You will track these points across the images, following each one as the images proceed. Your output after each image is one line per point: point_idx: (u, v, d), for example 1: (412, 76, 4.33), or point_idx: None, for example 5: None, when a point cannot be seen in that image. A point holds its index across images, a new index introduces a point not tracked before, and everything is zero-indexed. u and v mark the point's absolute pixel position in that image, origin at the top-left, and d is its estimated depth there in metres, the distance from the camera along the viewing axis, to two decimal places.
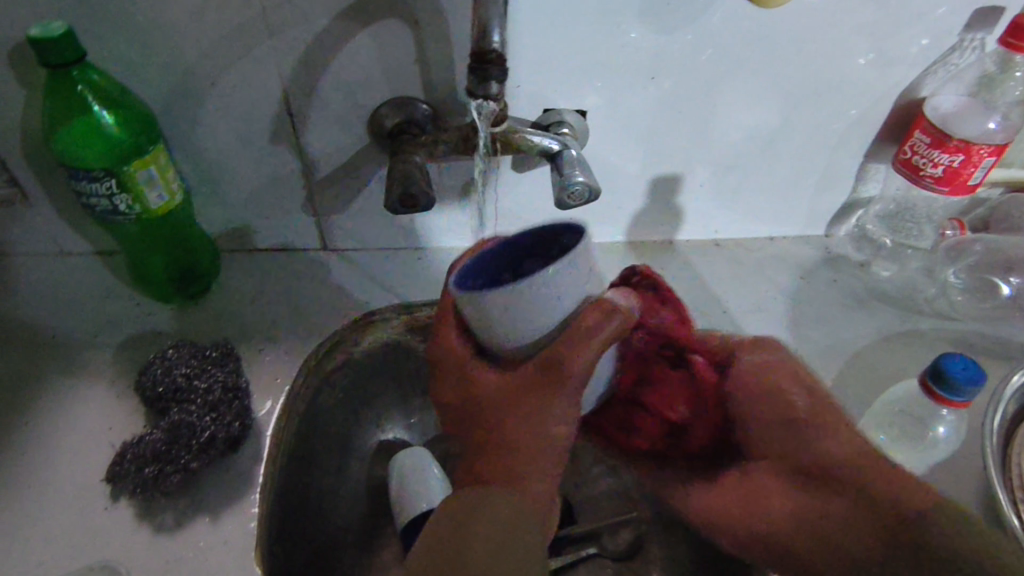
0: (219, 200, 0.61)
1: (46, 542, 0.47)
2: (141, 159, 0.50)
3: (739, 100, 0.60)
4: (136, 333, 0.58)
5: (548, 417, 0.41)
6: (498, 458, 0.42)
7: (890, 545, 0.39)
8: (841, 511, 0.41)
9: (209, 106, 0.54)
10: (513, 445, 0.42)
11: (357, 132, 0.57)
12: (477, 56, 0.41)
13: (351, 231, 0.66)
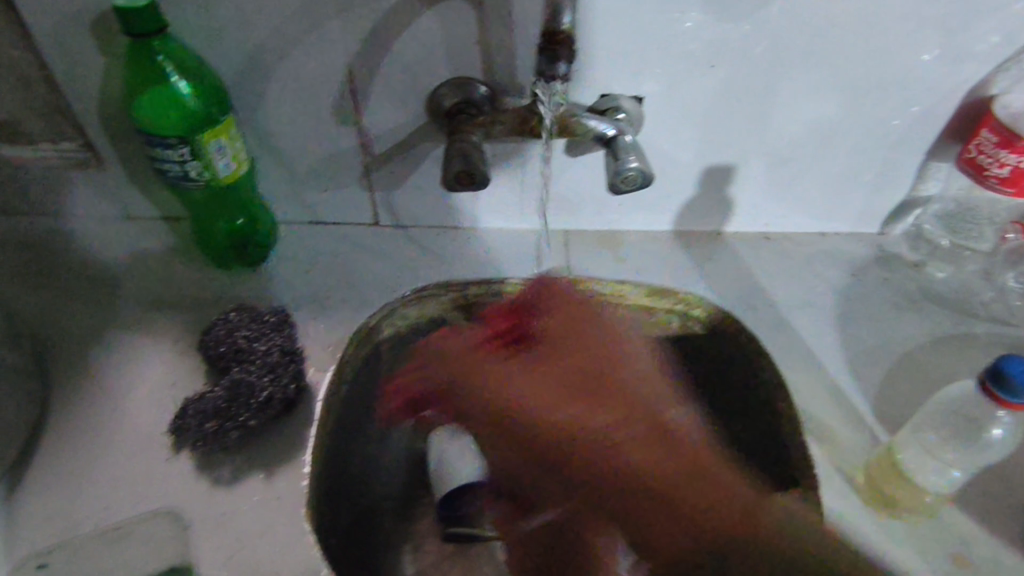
0: (279, 172, 0.63)
1: (111, 487, 0.49)
2: (212, 129, 0.52)
3: (798, 91, 0.59)
4: (198, 296, 0.60)
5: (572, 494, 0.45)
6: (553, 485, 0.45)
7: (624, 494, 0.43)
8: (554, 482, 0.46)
9: (277, 79, 0.55)
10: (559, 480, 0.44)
11: (415, 111, 0.58)
12: (547, 36, 0.42)
13: (403, 208, 0.67)
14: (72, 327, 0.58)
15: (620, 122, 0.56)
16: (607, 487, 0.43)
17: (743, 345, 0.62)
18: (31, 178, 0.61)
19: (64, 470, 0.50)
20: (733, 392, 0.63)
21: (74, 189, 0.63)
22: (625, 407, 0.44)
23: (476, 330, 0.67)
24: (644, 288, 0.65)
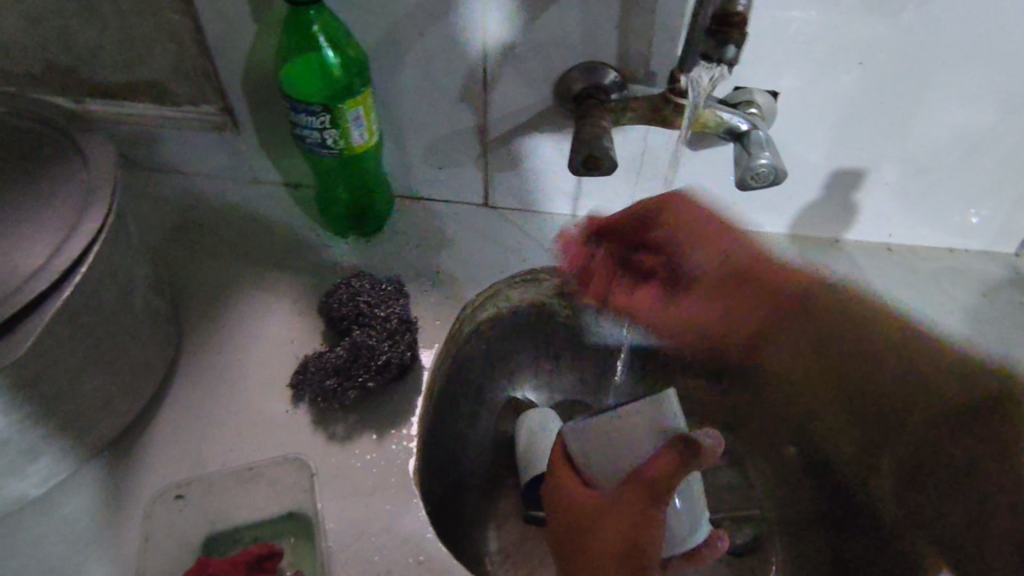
0: (401, 146, 0.65)
1: (236, 433, 0.52)
2: (353, 98, 0.53)
3: (950, 97, 0.56)
4: (317, 261, 0.63)
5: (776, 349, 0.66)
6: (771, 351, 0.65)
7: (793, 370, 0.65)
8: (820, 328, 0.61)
9: (412, 54, 0.56)
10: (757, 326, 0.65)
11: (543, 93, 0.58)
12: (718, 19, 0.44)
13: (515, 190, 0.67)
14: (204, 281, 0.61)
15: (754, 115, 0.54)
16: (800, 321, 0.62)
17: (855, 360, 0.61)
18: (174, 136, 0.65)
19: (192, 412, 0.53)
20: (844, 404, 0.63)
21: (208, 148, 0.66)
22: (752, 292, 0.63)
23: (573, 318, 0.68)
24: None
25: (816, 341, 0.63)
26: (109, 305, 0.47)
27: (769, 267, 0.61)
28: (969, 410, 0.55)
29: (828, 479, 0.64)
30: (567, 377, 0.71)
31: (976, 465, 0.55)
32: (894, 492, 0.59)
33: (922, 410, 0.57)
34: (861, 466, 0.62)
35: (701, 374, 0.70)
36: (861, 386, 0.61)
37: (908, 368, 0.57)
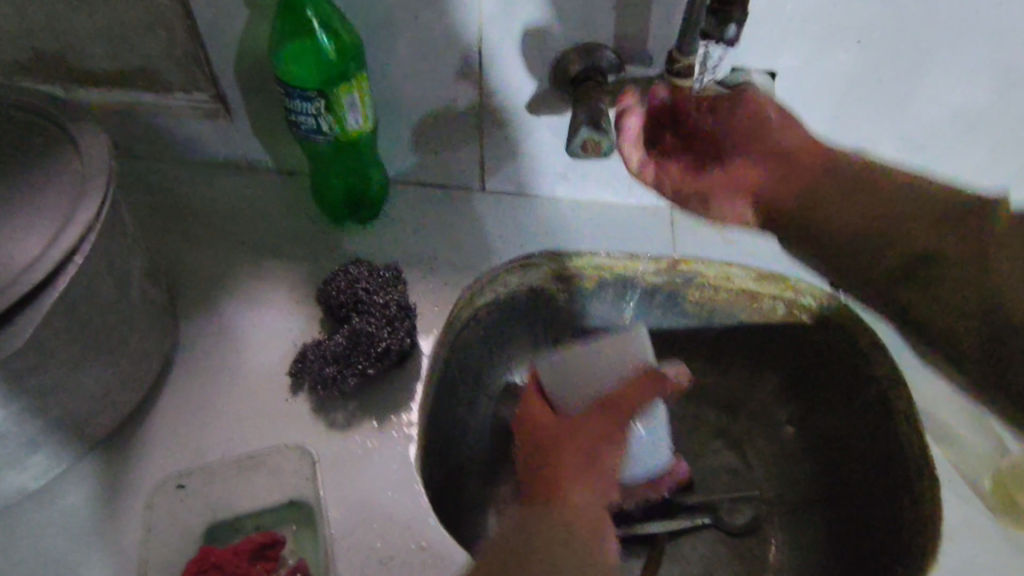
0: (395, 130, 0.64)
1: (236, 422, 0.52)
2: (348, 84, 0.52)
3: (949, 75, 0.56)
4: (313, 248, 0.63)
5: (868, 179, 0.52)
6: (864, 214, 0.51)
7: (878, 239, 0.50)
8: (887, 194, 0.51)
9: (406, 39, 0.56)
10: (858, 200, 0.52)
11: (539, 75, 0.57)
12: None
13: (511, 174, 0.67)
14: (200, 270, 0.61)
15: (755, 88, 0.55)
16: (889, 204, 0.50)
17: (854, 340, 0.61)
18: (165, 123, 0.64)
19: (190, 401, 0.53)
20: (843, 385, 0.63)
21: (200, 135, 0.65)
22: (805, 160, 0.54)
23: (572, 302, 0.67)
24: (754, 272, 0.65)
25: (845, 228, 0.52)
26: (105, 297, 0.46)
27: (854, 172, 0.53)
28: (946, 226, 0.48)
29: (826, 459, 0.65)
30: None
31: (939, 250, 0.47)
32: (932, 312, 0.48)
33: (887, 244, 0.50)
34: (899, 282, 0.50)
35: (699, 355, 0.71)
36: (873, 245, 0.51)
37: (896, 216, 0.50)
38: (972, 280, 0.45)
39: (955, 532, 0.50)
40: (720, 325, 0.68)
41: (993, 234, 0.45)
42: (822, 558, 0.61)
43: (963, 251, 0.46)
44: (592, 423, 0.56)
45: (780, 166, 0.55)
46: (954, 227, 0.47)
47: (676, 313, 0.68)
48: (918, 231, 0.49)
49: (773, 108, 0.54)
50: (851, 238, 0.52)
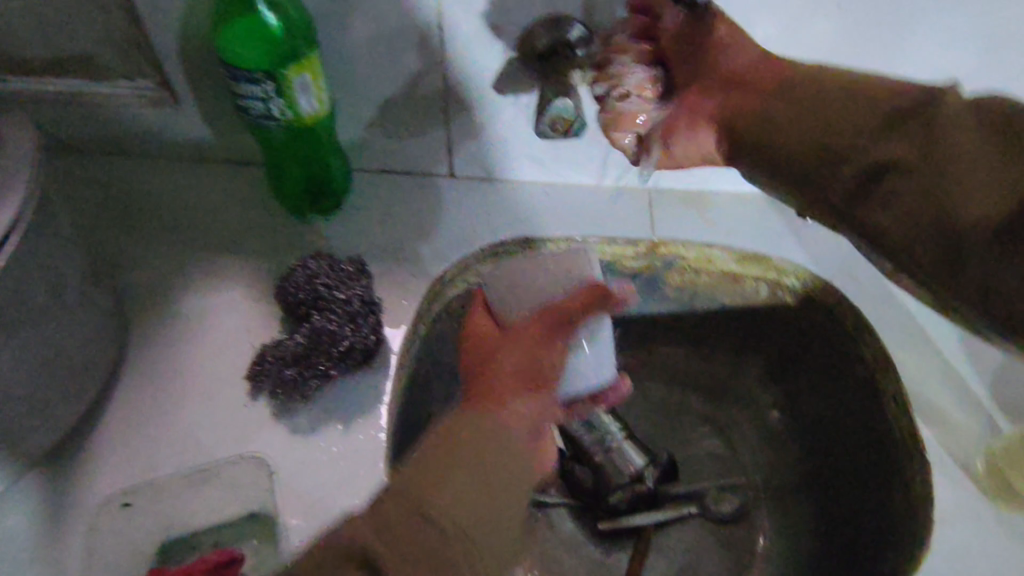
0: (354, 114, 0.60)
1: (191, 432, 0.49)
2: (297, 63, 0.49)
3: (929, 39, 0.53)
4: (271, 242, 0.59)
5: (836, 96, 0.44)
6: (830, 140, 0.43)
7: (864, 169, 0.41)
8: (856, 108, 0.43)
9: (361, 14, 0.52)
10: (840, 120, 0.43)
11: (504, 52, 0.54)
12: None
13: (479, 157, 0.63)
14: (147, 270, 0.57)
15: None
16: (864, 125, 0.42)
17: (839, 321, 0.59)
18: (103, 112, 0.59)
19: (141, 412, 0.50)
20: (828, 367, 0.61)
21: (143, 125, 0.61)
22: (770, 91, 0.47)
23: None
24: (735, 253, 0.62)
25: (797, 145, 0.44)
26: (36, 307, 0.42)
27: (802, 82, 0.46)
28: (894, 131, 0.41)
29: (812, 442, 0.63)
30: None
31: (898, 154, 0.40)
32: (912, 221, 0.39)
33: (842, 156, 0.42)
34: (865, 198, 0.42)
35: (681, 341, 0.69)
36: (834, 159, 0.43)
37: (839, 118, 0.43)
38: (943, 179, 0.38)
39: (947, 516, 0.49)
40: (702, 310, 0.66)
41: (949, 127, 0.39)
42: (809, 546, 0.60)
43: (920, 153, 0.39)
44: (526, 335, 0.52)
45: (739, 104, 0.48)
46: (905, 128, 0.40)
47: (657, 298, 0.66)
48: (872, 132, 0.41)
49: (723, 23, 0.48)
50: (835, 176, 0.43)
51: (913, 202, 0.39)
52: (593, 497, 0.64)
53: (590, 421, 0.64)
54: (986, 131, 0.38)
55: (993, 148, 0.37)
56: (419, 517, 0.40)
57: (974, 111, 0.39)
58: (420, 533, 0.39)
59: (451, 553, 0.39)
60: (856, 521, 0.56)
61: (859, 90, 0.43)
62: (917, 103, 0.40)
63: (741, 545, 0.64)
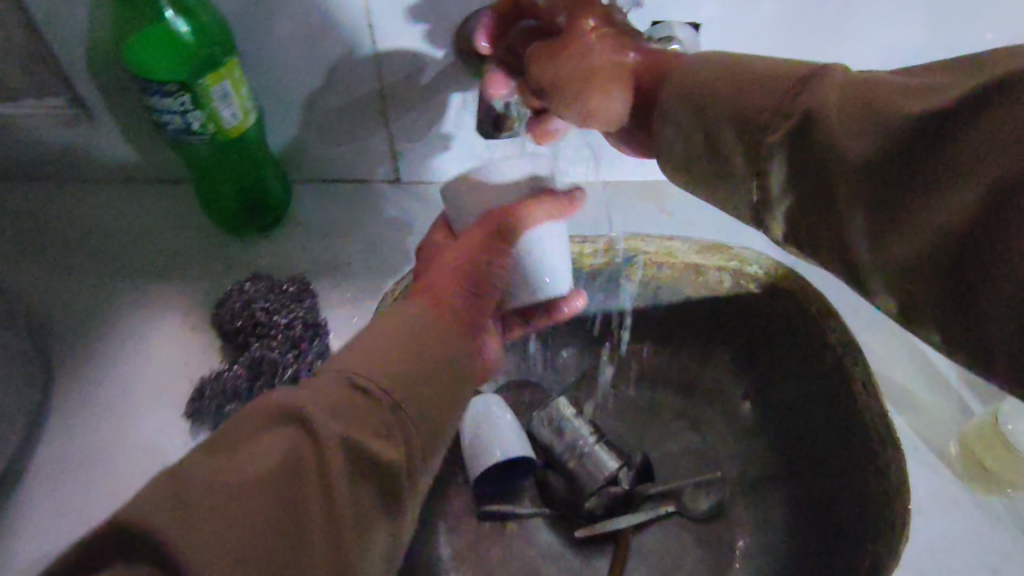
0: (288, 124, 0.56)
1: (129, 481, 0.46)
2: (215, 72, 0.45)
3: (879, 16, 0.52)
4: (209, 267, 0.56)
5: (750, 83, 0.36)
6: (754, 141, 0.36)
7: (807, 176, 0.34)
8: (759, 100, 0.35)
9: (283, 16, 0.48)
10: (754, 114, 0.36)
11: (443, 49, 0.51)
12: None
13: (426, 162, 0.61)
14: (70, 306, 0.53)
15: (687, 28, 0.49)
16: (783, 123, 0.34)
17: (803, 308, 0.58)
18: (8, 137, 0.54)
19: (75, 460, 0.47)
20: (794, 354, 0.60)
21: (56, 148, 0.56)
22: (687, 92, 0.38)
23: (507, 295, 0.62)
24: (695, 244, 0.61)
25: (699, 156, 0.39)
26: None
27: (716, 75, 0.38)
28: (797, 142, 0.34)
29: (784, 430, 0.62)
30: (507, 357, 0.67)
31: (807, 172, 0.34)
32: (866, 245, 0.33)
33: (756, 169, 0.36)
34: (803, 220, 0.36)
35: (649, 334, 0.68)
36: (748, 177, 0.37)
37: (734, 119, 0.36)
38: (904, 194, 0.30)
39: (925, 505, 0.49)
40: (665, 303, 0.65)
41: (836, 128, 0.32)
42: (787, 537, 0.59)
43: (823, 164, 0.33)
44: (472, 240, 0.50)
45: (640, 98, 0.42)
46: (800, 135, 0.34)
47: (619, 295, 0.64)
48: (772, 138, 0.35)
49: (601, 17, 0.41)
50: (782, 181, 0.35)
51: (858, 224, 0.32)
52: (568, 505, 0.62)
53: (558, 426, 0.62)
54: (869, 123, 0.31)
55: (886, 148, 0.30)
56: (350, 385, 0.34)
57: (855, 98, 0.32)
58: (344, 398, 0.34)
59: (382, 425, 0.34)
60: (830, 511, 0.56)
61: (749, 83, 0.36)
62: (792, 104, 0.34)
63: (720, 540, 0.62)
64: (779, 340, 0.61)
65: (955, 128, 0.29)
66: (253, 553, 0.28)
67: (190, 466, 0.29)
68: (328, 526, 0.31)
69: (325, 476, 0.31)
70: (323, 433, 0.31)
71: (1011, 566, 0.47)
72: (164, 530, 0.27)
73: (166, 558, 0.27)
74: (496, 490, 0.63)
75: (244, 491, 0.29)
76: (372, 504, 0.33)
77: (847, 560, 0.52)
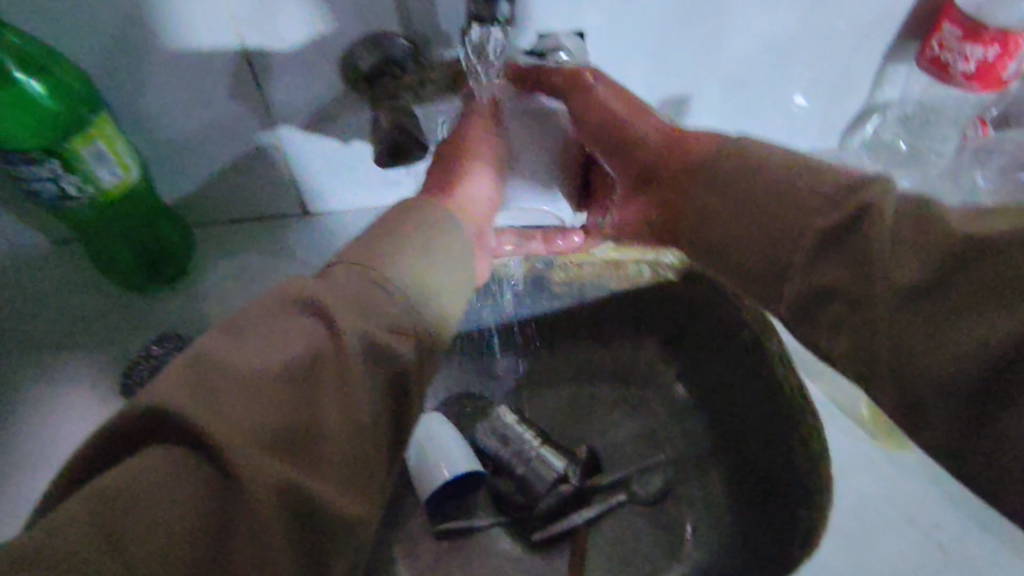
0: (180, 174, 0.54)
1: None
2: (84, 134, 0.43)
3: (753, 8, 0.53)
4: (115, 330, 0.54)
5: (802, 180, 0.38)
6: (771, 218, 0.39)
7: (853, 276, 0.34)
8: (797, 205, 0.38)
9: (154, 64, 0.45)
10: (797, 198, 0.38)
11: (329, 81, 0.49)
12: None
13: (333, 192, 0.60)
14: None
15: (565, 67, 0.47)
16: (833, 226, 0.36)
17: (710, 288, 0.62)
18: None
19: None
20: (710, 334, 0.64)
21: None
22: (744, 179, 0.41)
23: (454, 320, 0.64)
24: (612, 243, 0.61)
25: (734, 256, 0.42)
26: None
27: (752, 160, 0.42)
28: (840, 240, 0.35)
29: (714, 406, 0.66)
30: (444, 373, 0.67)
31: (840, 282, 0.35)
32: (886, 377, 0.33)
33: (784, 270, 0.38)
34: (829, 327, 0.36)
35: (579, 332, 0.70)
36: (777, 274, 0.38)
37: (772, 204, 0.39)
38: (936, 323, 0.31)
39: (844, 468, 0.53)
40: (591, 298, 0.67)
41: (887, 234, 0.33)
42: (725, 509, 0.62)
43: (863, 281, 0.34)
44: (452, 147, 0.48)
45: (664, 177, 0.46)
46: (840, 238, 0.35)
47: (546, 298, 0.66)
48: (807, 241, 0.37)
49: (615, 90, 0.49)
50: (813, 271, 0.36)
51: (882, 346, 0.33)
52: (523, 509, 0.61)
53: (501, 432, 0.63)
54: (919, 240, 0.32)
55: (924, 273, 0.32)
56: (368, 281, 0.33)
57: (908, 214, 0.33)
58: (359, 297, 0.32)
59: (398, 335, 0.32)
60: (761, 478, 0.59)
61: (784, 187, 0.39)
62: (840, 203, 0.36)
63: (670, 521, 0.63)
64: (698, 321, 0.65)
65: (1001, 256, 0.30)
66: (279, 433, 0.28)
67: (217, 353, 0.29)
68: (345, 415, 0.29)
69: (342, 364, 0.30)
70: (342, 328, 0.30)
71: (925, 515, 0.51)
72: (195, 412, 0.27)
73: (200, 440, 0.26)
74: (450, 508, 0.62)
75: (267, 377, 0.28)
76: (385, 401, 0.31)
77: (784, 524, 0.55)
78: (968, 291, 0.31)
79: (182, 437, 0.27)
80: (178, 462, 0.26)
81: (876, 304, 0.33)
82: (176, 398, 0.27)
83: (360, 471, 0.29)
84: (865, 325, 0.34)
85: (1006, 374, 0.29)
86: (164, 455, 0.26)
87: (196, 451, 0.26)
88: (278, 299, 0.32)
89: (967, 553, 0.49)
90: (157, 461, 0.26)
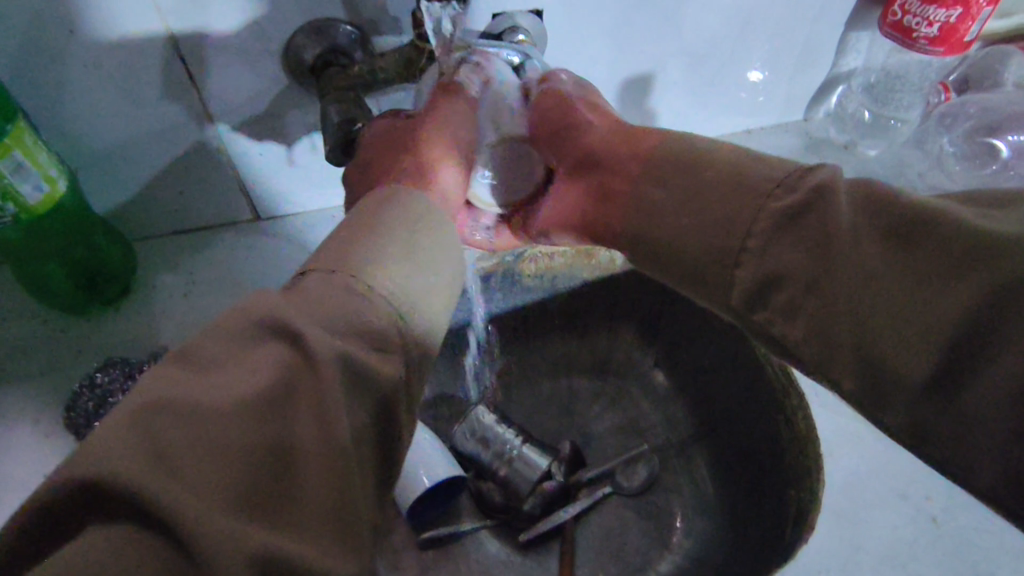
0: (114, 181, 0.50)
1: None
2: (1, 145, 0.38)
3: None
4: (57, 357, 0.50)
5: (753, 166, 0.38)
6: (715, 203, 0.38)
7: (808, 255, 0.33)
8: (743, 195, 0.37)
9: (73, 65, 0.41)
10: (751, 180, 0.37)
11: (271, 73, 0.46)
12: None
13: (283, 193, 0.56)
14: None
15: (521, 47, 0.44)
16: (787, 211, 0.35)
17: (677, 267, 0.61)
18: None
19: None
20: (693, 318, 0.62)
21: None
22: (688, 173, 0.41)
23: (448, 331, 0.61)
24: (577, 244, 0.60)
25: (680, 248, 0.40)
26: None
27: (701, 149, 0.41)
28: (797, 217, 0.34)
29: (695, 391, 0.64)
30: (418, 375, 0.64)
31: (801, 263, 0.34)
32: (854, 357, 0.31)
33: (734, 258, 0.37)
34: (784, 314, 0.35)
35: (557, 326, 0.67)
36: (723, 263, 0.38)
37: (724, 191, 0.38)
38: (899, 289, 0.30)
39: (831, 448, 0.52)
40: (563, 291, 0.64)
41: (844, 217, 0.32)
42: (714, 494, 0.61)
43: (824, 257, 0.33)
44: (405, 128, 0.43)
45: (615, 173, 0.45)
46: (796, 217, 0.34)
47: (520, 291, 0.63)
48: (759, 226, 0.36)
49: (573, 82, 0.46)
50: (766, 256, 0.35)
51: (848, 322, 0.31)
52: (505, 509, 0.60)
53: (480, 434, 0.60)
54: (874, 210, 0.32)
55: (887, 241, 0.31)
56: (346, 292, 0.29)
57: (858, 192, 0.33)
58: (344, 309, 0.28)
59: (379, 347, 0.28)
60: (748, 461, 0.58)
61: (736, 174, 0.38)
62: (795, 185, 0.35)
63: (658, 512, 0.62)
64: (674, 306, 0.63)
65: (957, 231, 0.29)
66: (251, 485, 0.23)
67: (164, 388, 0.24)
68: (330, 454, 0.24)
69: (324, 389, 0.25)
70: (317, 348, 0.26)
71: (917, 490, 0.51)
72: (137, 477, 0.21)
73: (149, 517, 0.21)
74: (431, 515, 0.58)
75: (226, 414, 0.23)
76: (370, 437, 0.27)
77: (776, 507, 0.53)
78: (936, 254, 0.29)
79: (125, 510, 0.21)
80: (132, 546, 0.21)
81: (833, 280, 0.32)
82: (112, 459, 0.21)
83: (347, 522, 0.24)
84: (822, 304, 0.33)
85: (982, 333, 0.27)
86: (102, 536, 0.21)
87: (142, 525, 0.21)
88: (235, 314, 0.27)
89: (959, 524, 0.49)
90: (91, 545, 0.20)
